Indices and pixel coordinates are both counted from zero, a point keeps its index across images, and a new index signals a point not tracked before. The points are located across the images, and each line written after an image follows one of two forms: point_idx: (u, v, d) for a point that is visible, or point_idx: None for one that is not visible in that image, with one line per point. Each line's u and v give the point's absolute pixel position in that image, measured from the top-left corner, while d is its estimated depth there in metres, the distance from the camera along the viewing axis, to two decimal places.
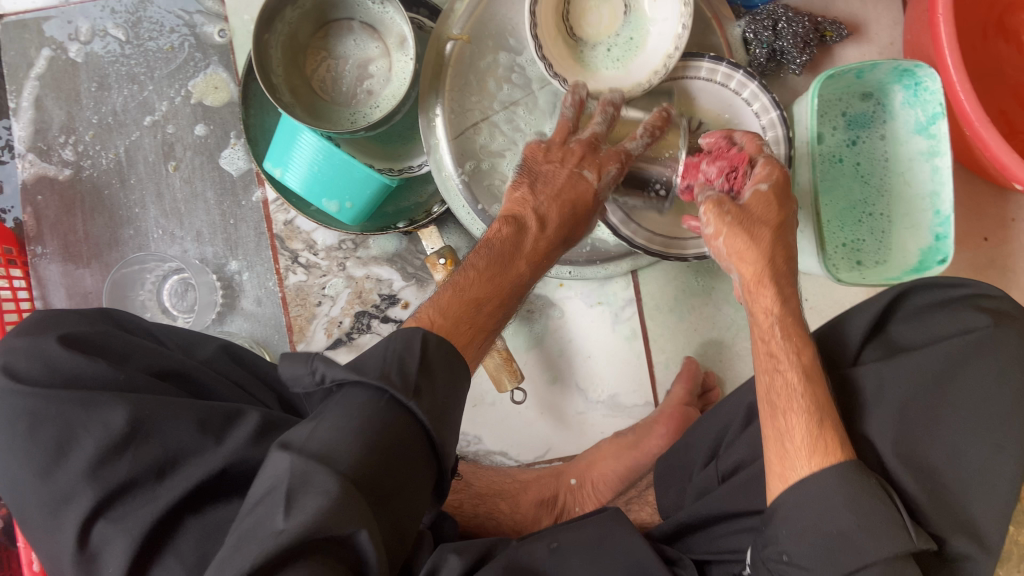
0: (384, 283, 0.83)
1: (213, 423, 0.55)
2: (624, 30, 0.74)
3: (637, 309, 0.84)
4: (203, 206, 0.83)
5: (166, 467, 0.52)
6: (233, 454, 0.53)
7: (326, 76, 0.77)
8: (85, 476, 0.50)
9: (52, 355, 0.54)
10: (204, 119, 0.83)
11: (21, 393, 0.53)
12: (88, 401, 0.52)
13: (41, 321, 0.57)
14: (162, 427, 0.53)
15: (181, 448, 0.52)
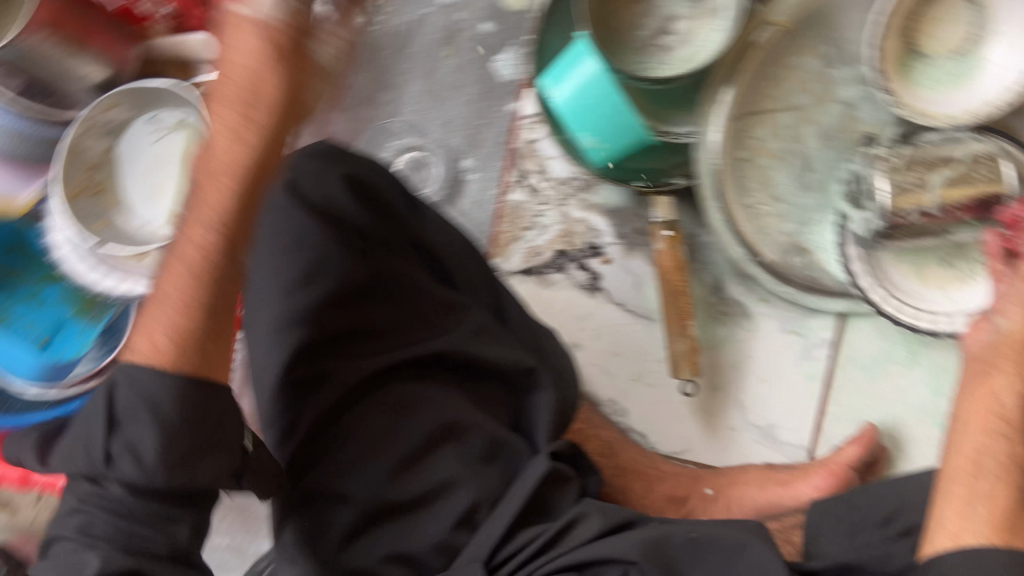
0: (596, 232, 0.83)
1: (426, 317, 0.59)
2: (957, 54, 0.71)
3: (830, 354, 0.81)
4: (461, 97, 0.85)
5: (385, 333, 0.59)
6: (448, 344, 0.58)
7: (630, 17, 0.77)
8: (324, 313, 0.56)
9: (334, 194, 0.58)
10: (495, 18, 0.84)
11: (295, 218, 0.57)
12: (343, 254, 0.57)
13: (326, 152, 0.60)
14: (401, 304, 0.60)
15: (391, 328, 0.58)
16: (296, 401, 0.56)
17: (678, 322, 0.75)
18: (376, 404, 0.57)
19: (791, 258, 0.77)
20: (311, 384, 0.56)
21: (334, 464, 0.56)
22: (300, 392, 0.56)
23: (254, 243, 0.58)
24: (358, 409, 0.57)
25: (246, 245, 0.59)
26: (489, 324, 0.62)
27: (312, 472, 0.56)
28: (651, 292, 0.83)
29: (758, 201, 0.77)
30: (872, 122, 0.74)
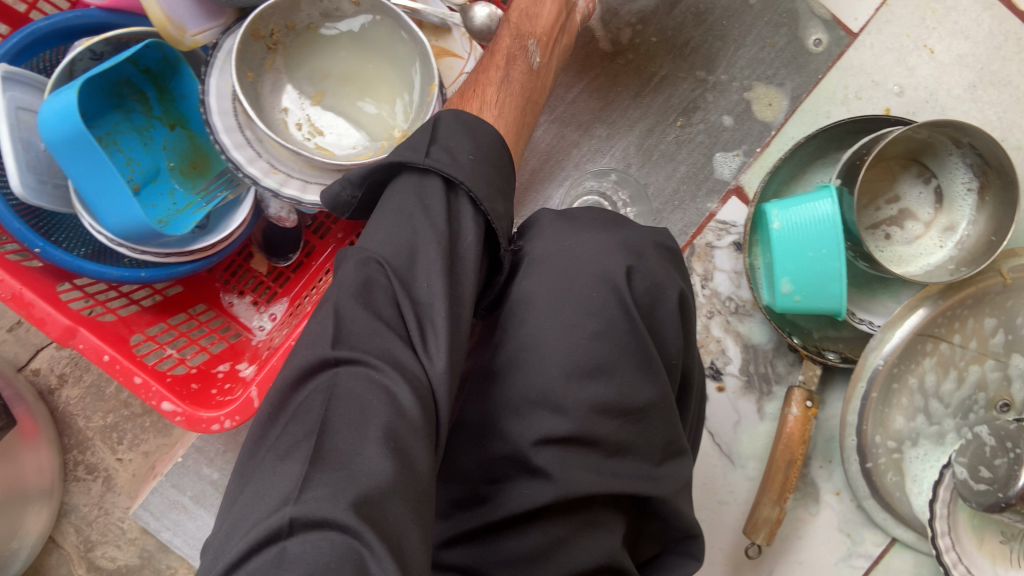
0: (723, 358, 0.83)
1: (666, 448, 0.54)
2: None
3: (867, 566, 0.84)
4: (668, 171, 0.82)
5: (623, 450, 0.51)
6: (665, 490, 0.53)
7: (873, 193, 0.77)
8: (588, 409, 0.49)
9: (663, 299, 0.54)
10: (739, 116, 0.81)
11: (623, 302, 0.51)
12: (645, 359, 0.51)
13: (664, 253, 0.57)
14: (648, 425, 0.52)
15: (642, 452, 0.52)
16: (502, 475, 0.49)
17: (777, 492, 0.75)
18: (571, 513, 0.50)
19: (888, 472, 0.80)
20: (528, 467, 0.49)
21: (498, 552, 0.48)
22: (510, 468, 0.49)
23: (559, 296, 0.51)
24: (555, 513, 0.49)
25: (542, 291, 0.52)
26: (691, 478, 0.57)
27: (466, 548, 0.49)
28: (746, 438, 0.83)
29: (890, 415, 0.79)
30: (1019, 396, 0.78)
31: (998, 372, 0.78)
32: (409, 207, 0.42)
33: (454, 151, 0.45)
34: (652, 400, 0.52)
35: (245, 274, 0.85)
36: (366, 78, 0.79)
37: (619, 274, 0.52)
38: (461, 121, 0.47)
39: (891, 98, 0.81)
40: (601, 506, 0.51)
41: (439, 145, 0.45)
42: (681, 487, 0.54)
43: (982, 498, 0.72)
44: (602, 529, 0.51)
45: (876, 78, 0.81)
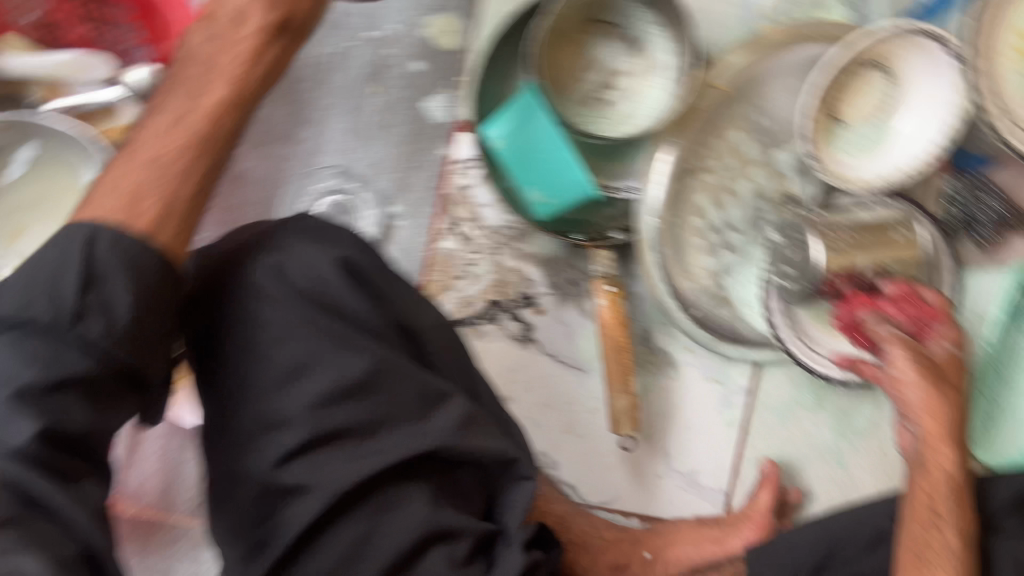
0: (528, 283, 0.82)
1: (423, 401, 0.56)
2: (873, 125, 0.79)
3: (747, 400, 0.86)
4: (388, 139, 0.80)
5: (371, 426, 0.54)
6: (434, 440, 0.55)
7: (572, 69, 0.76)
8: (306, 410, 0.52)
9: (336, 277, 0.56)
10: (426, 55, 0.79)
11: (290, 303, 0.54)
12: (340, 340, 0.54)
13: (319, 230, 0.58)
14: (382, 392, 0.54)
15: (393, 417, 0.54)
16: (272, 506, 0.52)
17: (619, 381, 0.76)
18: (355, 505, 0.52)
19: (716, 309, 0.82)
20: (286, 487, 0.51)
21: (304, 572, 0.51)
22: (276, 496, 0.51)
23: (237, 327, 0.54)
24: (339, 513, 0.52)
25: (224, 332, 0.54)
26: (474, 412, 0.58)
27: None
28: (584, 343, 0.83)
29: (691, 260, 0.80)
30: (794, 185, 0.79)
31: (766, 173, 0.80)
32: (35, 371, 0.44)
33: (109, 307, 0.46)
34: (368, 369, 0.54)
35: None
36: (61, 195, 0.77)
37: (266, 281, 0.55)
38: (117, 254, 0.48)
39: None
40: (382, 484, 0.53)
41: (95, 294, 0.46)
42: (460, 427, 0.56)
43: (799, 296, 0.76)
44: (397, 504, 0.53)
45: None
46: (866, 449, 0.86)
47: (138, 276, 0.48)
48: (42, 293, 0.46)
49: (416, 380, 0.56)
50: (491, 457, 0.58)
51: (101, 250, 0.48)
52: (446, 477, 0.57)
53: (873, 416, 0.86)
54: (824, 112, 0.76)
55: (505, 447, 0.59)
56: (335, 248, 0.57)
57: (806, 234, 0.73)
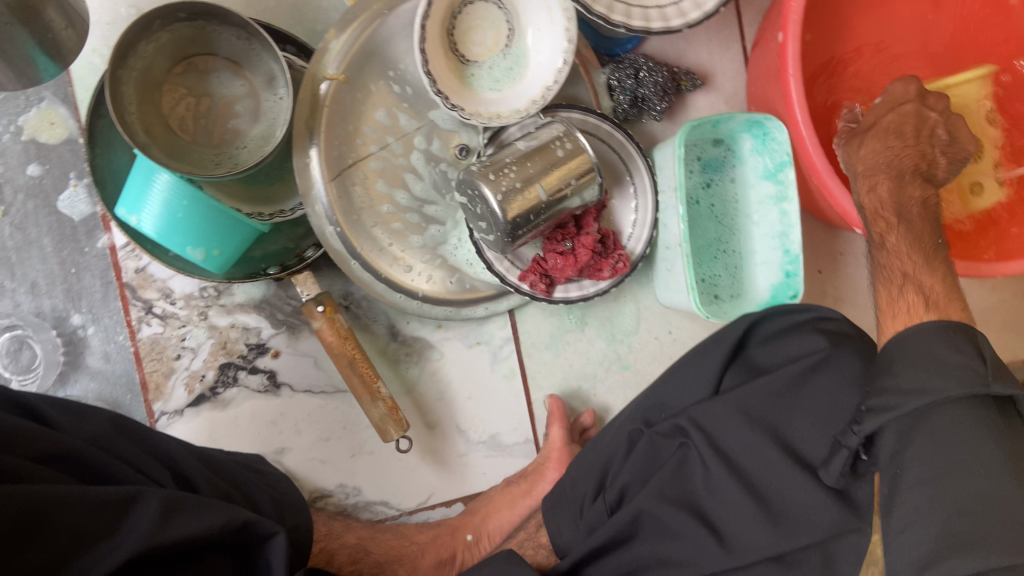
0: (252, 332, 0.79)
1: (106, 515, 0.53)
2: (507, 54, 0.78)
3: (515, 347, 0.86)
4: (38, 254, 0.74)
5: (54, 569, 0.50)
6: (133, 551, 0.52)
7: (186, 114, 0.72)
8: None
9: None
10: (41, 158, 0.74)
11: None
12: None
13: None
14: (50, 531, 0.50)
15: (75, 549, 0.51)
16: None
17: (367, 392, 0.74)
18: None
19: (446, 282, 0.81)
20: None
21: None
22: None
23: None
24: None
25: None
26: (174, 496, 0.56)
27: None
28: (333, 365, 0.81)
29: (395, 247, 0.78)
30: (461, 134, 0.79)
31: (429, 135, 0.78)
32: None
33: None
34: (24, 515, 0.49)
35: None
36: None
37: None
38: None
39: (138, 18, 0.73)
40: None
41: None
42: (156, 523, 0.54)
43: (500, 244, 0.76)
44: None
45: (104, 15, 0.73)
46: (640, 344, 0.88)
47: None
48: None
49: (90, 497, 0.52)
50: (213, 532, 0.56)
51: None
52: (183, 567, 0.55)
53: (635, 311, 0.88)
54: (450, 59, 0.76)
55: (225, 515, 0.58)
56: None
57: (474, 184, 0.73)
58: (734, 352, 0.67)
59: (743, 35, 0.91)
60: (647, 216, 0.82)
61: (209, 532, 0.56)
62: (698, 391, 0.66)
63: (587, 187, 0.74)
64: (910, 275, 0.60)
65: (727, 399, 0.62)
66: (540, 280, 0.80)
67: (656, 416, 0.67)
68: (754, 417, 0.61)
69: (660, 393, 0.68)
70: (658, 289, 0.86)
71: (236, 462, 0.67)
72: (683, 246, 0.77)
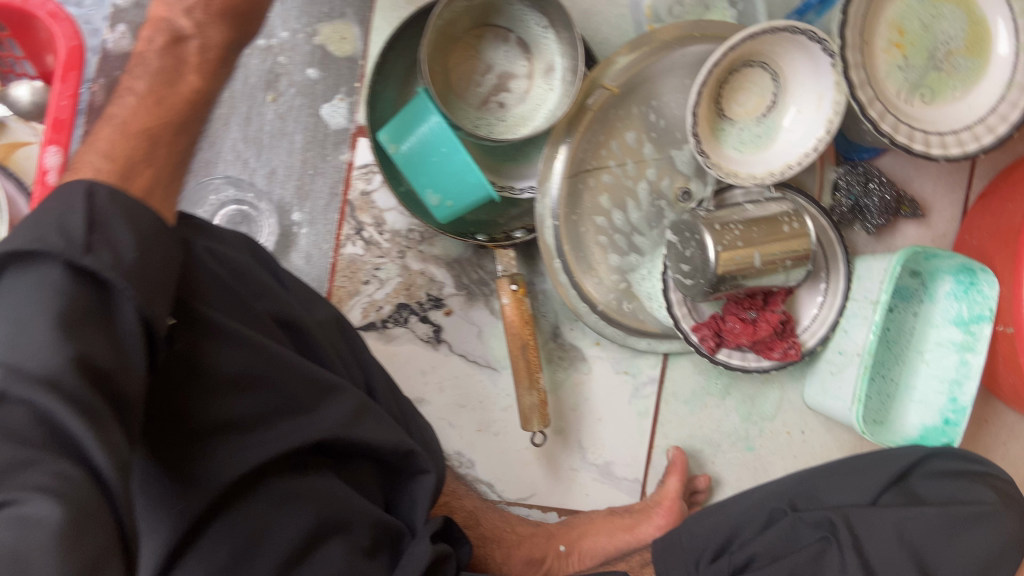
0: (436, 285, 0.83)
1: (316, 393, 0.57)
2: (760, 122, 0.81)
3: (657, 390, 0.88)
4: (287, 146, 0.79)
5: (268, 418, 0.54)
6: (331, 432, 0.56)
7: (466, 74, 0.77)
8: (202, 401, 0.50)
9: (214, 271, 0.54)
10: (321, 64, 0.79)
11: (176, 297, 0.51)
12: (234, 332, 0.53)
13: (189, 225, 0.57)
14: (277, 386, 0.55)
15: (286, 409, 0.55)
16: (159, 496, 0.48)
17: (528, 379, 0.76)
18: (259, 496, 0.52)
19: (621, 304, 0.83)
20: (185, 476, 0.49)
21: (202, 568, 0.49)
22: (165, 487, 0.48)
23: None
24: (242, 503, 0.52)
25: None
26: (365, 404, 0.60)
27: None
28: (494, 342, 0.84)
29: (595, 257, 0.81)
30: (690, 178, 0.82)
31: (663, 167, 0.81)
32: (41, 305, 0.37)
33: (116, 245, 0.41)
34: (252, 360, 0.53)
35: None
36: None
37: None
38: (118, 206, 0.43)
39: None
40: (281, 475, 0.54)
41: (101, 235, 0.41)
42: (351, 421, 0.58)
43: (695, 290, 0.78)
44: (298, 499, 0.54)
45: None
46: (771, 432, 0.89)
47: (139, 224, 0.43)
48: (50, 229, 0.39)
49: (304, 369, 0.56)
50: (384, 448, 0.60)
51: (103, 201, 0.43)
52: (341, 468, 0.60)
53: (779, 400, 0.89)
54: (711, 108, 0.79)
55: (398, 437, 0.62)
56: (203, 240, 0.56)
57: (697, 229, 0.76)
58: (899, 476, 0.68)
59: (974, 184, 0.92)
60: (829, 315, 0.84)
61: (382, 447, 0.60)
62: (852, 500, 0.68)
63: (797, 268, 0.77)
64: None
65: (886, 516, 0.64)
66: (711, 337, 0.82)
67: (802, 503, 0.69)
68: (906, 540, 0.63)
69: (818, 485, 0.69)
70: (810, 388, 0.87)
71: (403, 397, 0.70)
72: (864, 357, 0.78)
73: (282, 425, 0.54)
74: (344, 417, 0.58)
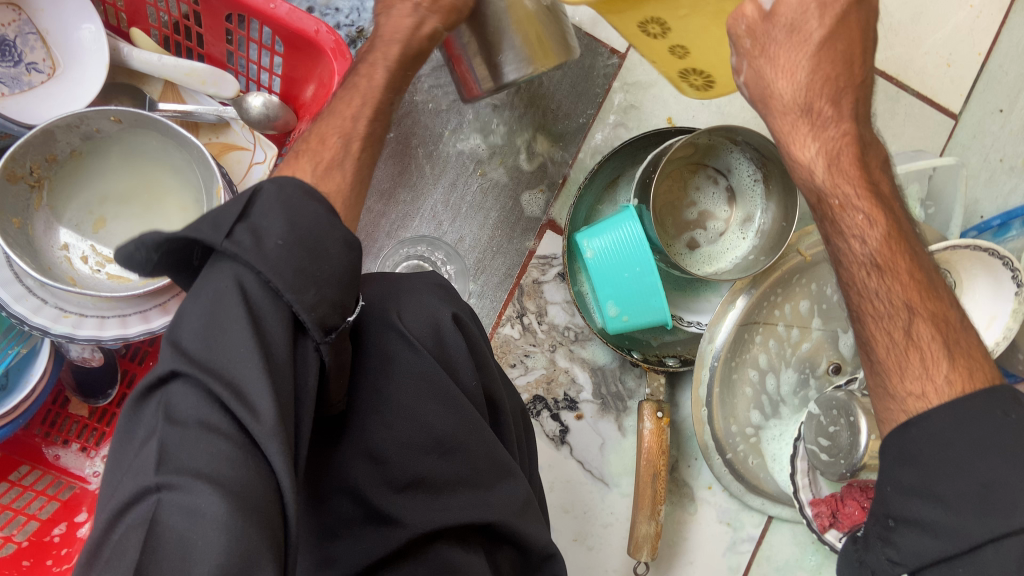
0: (575, 386, 0.84)
1: (499, 470, 0.56)
2: None
3: (752, 549, 0.87)
4: (480, 220, 0.82)
5: (454, 485, 0.53)
6: (502, 516, 0.55)
7: (670, 202, 0.80)
8: (401, 450, 0.51)
9: (447, 330, 0.55)
10: (533, 154, 0.83)
11: (406, 348, 0.52)
12: (448, 394, 0.52)
13: (431, 281, 0.58)
14: (470, 455, 0.54)
15: (471, 479, 0.54)
16: (346, 527, 0.50)
17: (649, 507, 0.76)
18: (425, 558, 0.52)
19: (747, 457, 0.84)
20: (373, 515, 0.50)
21: None
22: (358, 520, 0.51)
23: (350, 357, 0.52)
24: (407, 558, 0.52)
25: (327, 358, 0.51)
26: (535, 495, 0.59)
27: None
28: (613, 457, 0.84)
29: (737, 405, 0.83)
30: (844, 355, 0.85)
31: (823, 338, 0.84)
32: (219, 296, 0.42)
33: (260, 234, 0.43)
34: (456, 426, 0.53)
35: (66, 422, 0.78)
36: (149, 194, 0.77)
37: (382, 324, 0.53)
38: (283, 202, 0.45)
39: (671, 107, 0.84)
40: (450, 542, 0.53)
41: (247, 226, 0.44)
42: (521, 508, 0.57)
43: (830, 468, 0.79)
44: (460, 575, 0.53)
45: (660, 93, 0.83)
46: None
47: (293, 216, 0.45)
48: (205, 222, 0.44)
49: (493, 450, 0.55)
50: (540, 544, 0.59)
51: (264, 199, 0.45)
52: (492, 554, 0.58)
53: None
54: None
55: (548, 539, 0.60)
56: (452, 304, 0.57)
57: (852, 410, 0.76)
58: None
59: None
60: None
61: (538, 543, 0.59)
62: None
63: None
64: (848, 214, 0.59)
65: None
66: (826, 516, 0.82)
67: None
68: None
69: None
70: None
71: None
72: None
73: (462, 493, 0.54)
74: (518, 500, 0.56)
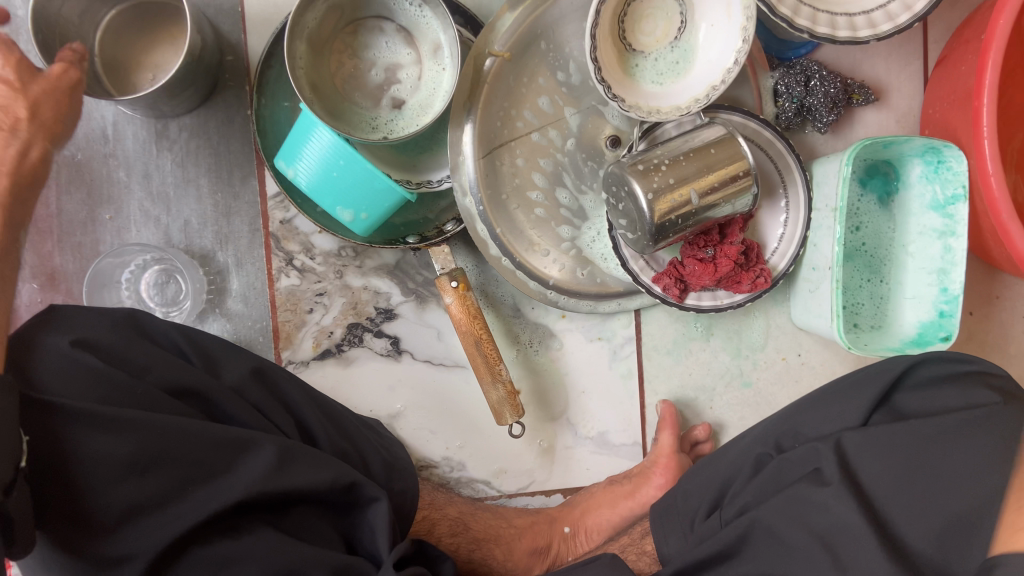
0: (382, 296, 0.80)
1: (226, 449, 0.54)
2: (675, 45, 0.74)
3: (636, 348, 0.84)
4: (194, 193, 0.77)
5: (179, 492, 0.52)
6: (246, 492, 0.53)
7: (350, 77, 0.73)
8: (93, 492, 0.50)
9: (83, 362, 0.54)
10: (207, 102, 0.76)
11: (39, 406, 0.51)
12: (108, 421, 0.51)
13: (64, 321, 0.57)
14: (176, 456, 0.52)
15: (194, 476, 0.53)
16: None
17: (489, 374, 0.74)
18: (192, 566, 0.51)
19: (575, 271, 0.79)
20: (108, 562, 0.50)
21: None
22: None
23: None
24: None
25: None
26: (291, 446, 0.57)
27: None
28: (454, 339, 0.81)
29: (534, 231, 0.77)
30: (619, 125, 0.76)
31: (586, 120, 0.76)
32: None
33: None
34: (138, 443, 0.51)
35: None
36: None
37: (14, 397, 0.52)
38: None
39: None
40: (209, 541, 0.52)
41: None
42: (274, 468, 0.55)
43: (639, 244, 0.72)
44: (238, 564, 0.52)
45: None
46: (766, 363, 0.84)
47: None
48: None
49: (204, 435, 0.54)
50: (323, 485, 0.57)
51: None
52: (283, 521, 0.57)
53: (765, 327, 0.84)
54: (615, 46, 0.72)
55: (334, 472, 0.58)
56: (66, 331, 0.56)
57: (625, 180, 0.69)
58: (881, 397, 0.65)
59: (927, 52, 0.84)
60: (796, 232, 0.78)
61: (319, 486, 0.57)
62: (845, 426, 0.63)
63: (741, 196, 0.70)
64: None
65: (874, 435, 0.59)
66: (674, 285, 0.76)
67: (787, 443, 0.65)
68: (899, 454, 0.58)
69: (796, 420, 0.67)
70: (795, 310, 0.81)
71: (356, 420, 0.71)
72: (835, 270, 0.72)
73: (193, 492, 0.53)
74: (268, 463, 0.55)
